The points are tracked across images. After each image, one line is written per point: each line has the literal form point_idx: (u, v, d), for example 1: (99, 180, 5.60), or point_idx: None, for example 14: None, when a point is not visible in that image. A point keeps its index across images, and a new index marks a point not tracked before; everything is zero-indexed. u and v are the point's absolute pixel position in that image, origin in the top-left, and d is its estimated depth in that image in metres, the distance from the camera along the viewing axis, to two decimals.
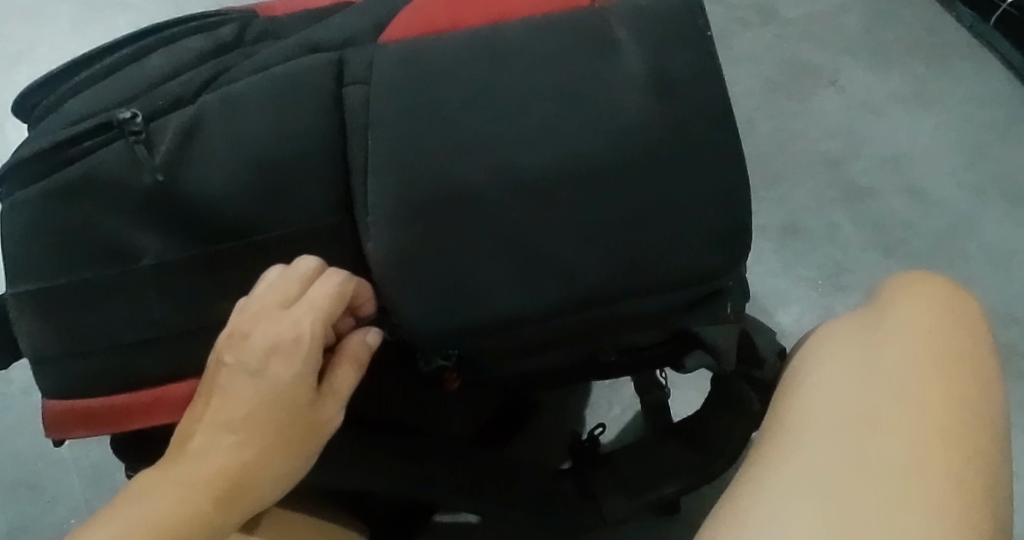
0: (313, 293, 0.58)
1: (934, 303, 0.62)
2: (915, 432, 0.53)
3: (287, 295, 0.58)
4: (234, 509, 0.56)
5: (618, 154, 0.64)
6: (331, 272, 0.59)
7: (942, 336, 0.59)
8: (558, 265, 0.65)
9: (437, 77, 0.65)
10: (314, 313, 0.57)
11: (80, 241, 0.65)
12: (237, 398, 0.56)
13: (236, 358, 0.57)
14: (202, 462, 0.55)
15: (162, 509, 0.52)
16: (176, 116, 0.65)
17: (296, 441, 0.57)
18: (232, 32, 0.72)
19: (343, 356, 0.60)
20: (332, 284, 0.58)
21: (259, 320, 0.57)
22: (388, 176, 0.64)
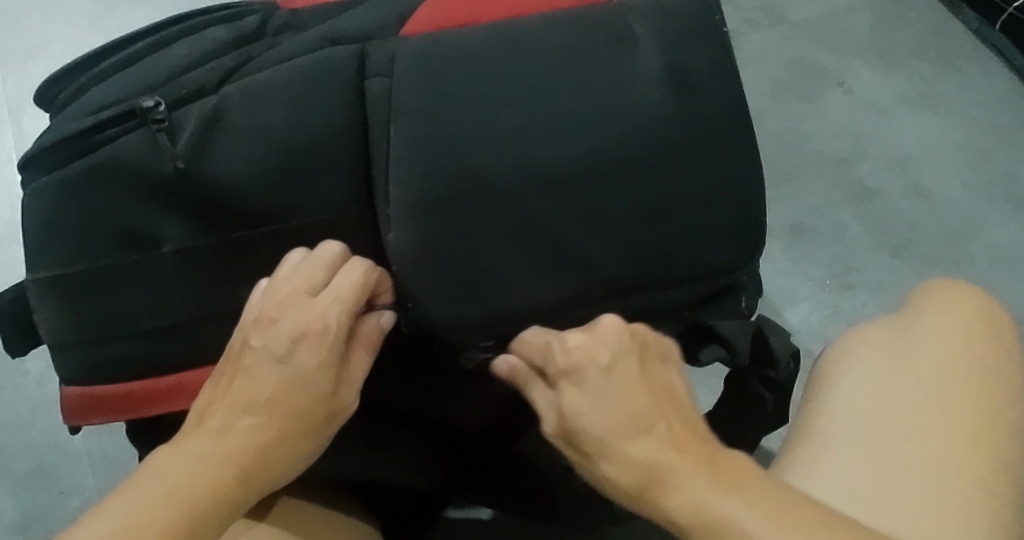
0: (338, 282, 0.54)
1: (967, 310, 0.61)
2: (943, 447, 0.54)
3: (315, 278, 0.54)
4: (253, 493, 0.50)
5: (645, 143, 0.58)
6: (356, 261, 0.55)
7: (969, 346, 0.58)
8: (580, 266, 0.59)
9: (441, 53, 0.58)
10: (340, 303, 0.53)
11: (99, 227, 0.57)
12: (260, 382, 0.51)
13: (263, 341, 0.52)
14: (223, 442, 0.49)
15: (188, 483, 0.46)
16: (199, 105, 0.57)
17: (314, 427, 0.53)
18: (257, 19, 0.62)
19: (357, 340, 0.55)
20: (358, 274, 0.54)
21: (288, 306, 0.53)
22: (411, 165, 0.56)
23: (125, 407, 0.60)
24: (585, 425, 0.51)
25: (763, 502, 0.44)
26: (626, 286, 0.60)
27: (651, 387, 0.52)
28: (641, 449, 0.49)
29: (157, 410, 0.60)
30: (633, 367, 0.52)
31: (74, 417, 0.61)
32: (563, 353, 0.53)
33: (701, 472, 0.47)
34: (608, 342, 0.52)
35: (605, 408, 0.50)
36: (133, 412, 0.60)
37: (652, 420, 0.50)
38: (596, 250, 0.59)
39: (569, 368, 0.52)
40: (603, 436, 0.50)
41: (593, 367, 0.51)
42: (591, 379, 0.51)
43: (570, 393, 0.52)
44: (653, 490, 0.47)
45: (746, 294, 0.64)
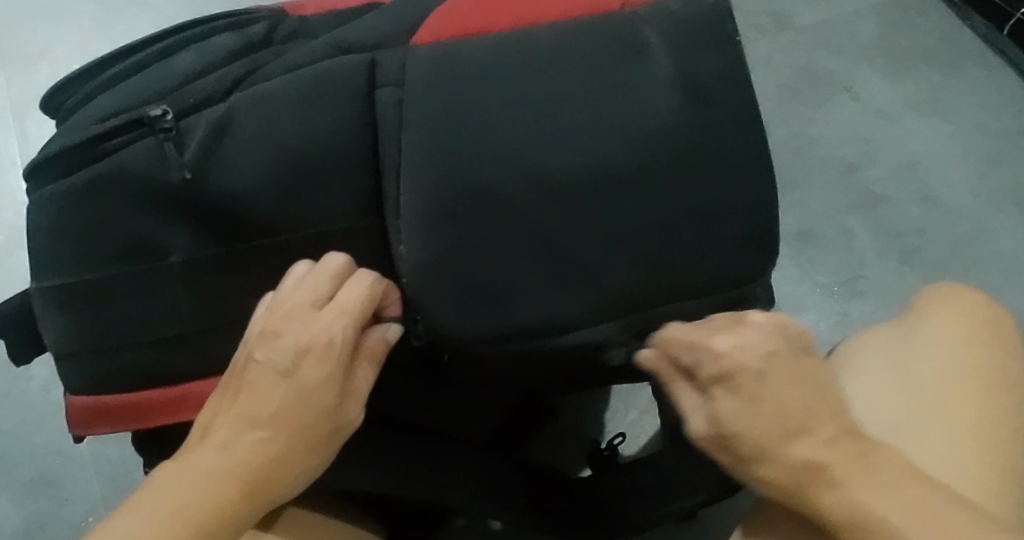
0: (343, 296, 0.52)
1: (968, 315, 0.62)
2: (946, 449, 0.55)
3: (321, 290, 0.53)
4: (259, 505, 0.50)
5: (656, 151, 0.58)
6: (362, 273, 0.53)
7: (970, 350, 0.59)
8: (591, 277, 0.58)
9: (450, 61, 0.58)
10: (346, 317, 0.52)
11: (104, 237, 0.56)
12: (264, 396, 0.51)
13: (267, 355, 0.51)
14: (225, 456, 0.50)
15: (190, 499, 0.47)
16: (207, 114, 0.56)
17: (322, 440, 0.52)
18: (265, 25, 0.61)
19: (360, 352, 0.54)
20: (364, 286, 0.53)
21: (293, 319, 0.52)
22: (422, 176, 0.56)
23: (130, 418, 0.60)
24: (739, 432, 0.52)
25: (908, 503, 0.49)
26: (637, 299, 0.59)
27: (803, 389, 0.52)
28: (797, 451, 0.52)
29: (161, 421, 0.60)
30: (780, 366, 0.52)
31: (79, 427, 0.61)
32: (713, 359, 0.52)
33: (856, 470, 0.50)
34: (755, 344, 0.52)
35: (766, 417, 0.52)
36: (140, 422, 0.60)
37: (811, 421, 0.52)
38: (607, 260, 0.58)
39: (718, 376, 0.52)
40: (757, 440, 0.52)
41: (744, 374, 0.52)
42: (745, 385, 0.52)
43: (722, 400, 0.53)
44: (811, 485, 0.51)
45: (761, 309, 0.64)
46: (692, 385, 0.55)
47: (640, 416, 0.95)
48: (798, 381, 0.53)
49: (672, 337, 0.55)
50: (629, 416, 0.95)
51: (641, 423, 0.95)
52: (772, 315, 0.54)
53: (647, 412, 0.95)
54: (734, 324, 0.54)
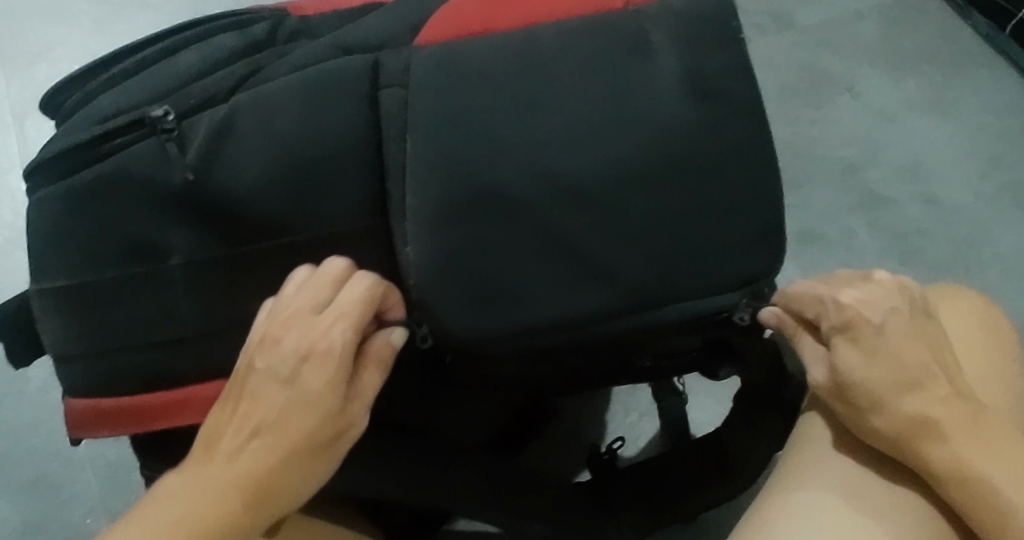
0: (342, 298, 0.52)
1: (969, 316, 0.62)
2: None
3: (320, 294, 0.52)
4: (263, 515, 0.50)
5: (661, 153, 0.57)
6: (359, 275, 0.52)
7: (974, 351, 0.61)
8: (596, 279, 0.57)
9: (455, 62, 0.57)
10: (345, 320, 0.51)
11: (105, 238, 0.56)
12: (265, 405, 0.51)
13: (267, 364, 0.51)
14: (227, 467, 0.50)
15: (192, 511, 0.48)
16: (210, 115, 0.56)
17: (326, 447, 0.52)
18: (268, 25, 0.61)
19: (366, 358, 0.53)
20: (361, 287, 0.52)
21: (293, 324, 0.51)
22: (426, 179, 0.55)
23: (129, 422, 0.59)
24: (858, 381, 0.54)
25: (997, 454, 0.52)
26: (643, 302, 0.58)
27: (922, 347, 0.54)
28: (913, 406, 0.53)
29: (160, 425, 0.59)
30: (904, 323, 0.55)
31: (78, 430, 0.60)
32: (836, 310, 0.55)
33: (962, 430, 0.52)
34: (879, 302, 0.55)
35: (883, 368, 0.54)
36: (136, 427, 0.59)
37: (922, 377, 0.54)
38: (612, 262, 0.57)
39: (839, 327, 0.55)
40: (874, 392, 0.54)
41: (867, 326, 0.54)
42: (868, 337, 0.54)
43: (844, 350, 0.55)
44: (917, 442, 0.53)
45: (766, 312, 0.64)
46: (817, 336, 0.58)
47: (641, 418, 0.95)
48: (909, 334, 0.55)
49: (800, 292, 0.57)
50: (629, 418, 0.95)
51: (642, 425, 0.94)
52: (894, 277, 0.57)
53: (648, 415, 0.94)
54: (860, 279, 0.57)
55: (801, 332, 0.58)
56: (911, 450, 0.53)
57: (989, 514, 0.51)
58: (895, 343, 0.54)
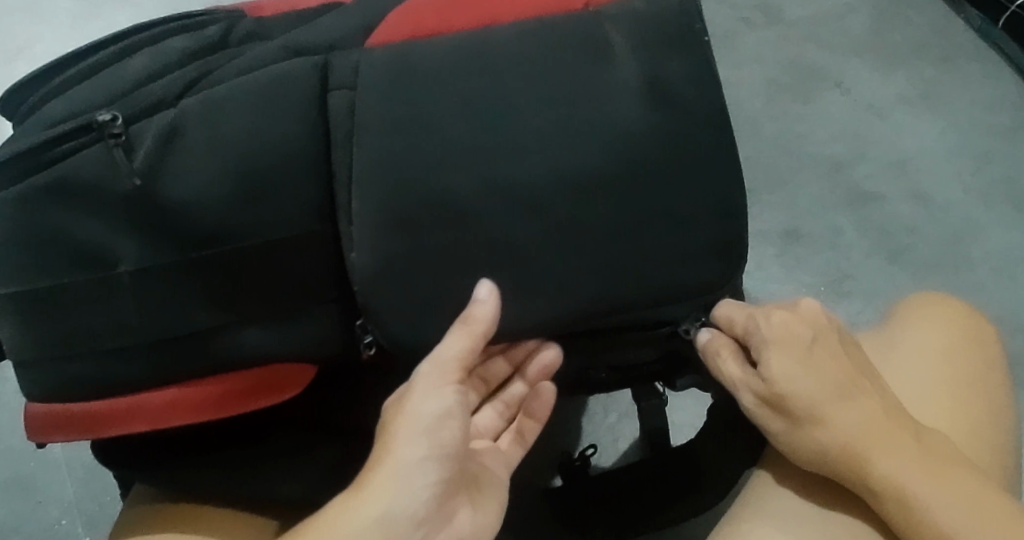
0: (466, 326, 0.53)
1: (943, 323, 0.63)
2: None
3: (466, 322, 0.53)
4: None
5: (619, 159, 0.56)
6: (484, 294, 0.54)
7: (951, 359, 0.61)
8: (550, 286, 0.57)
9: (409, 65, 0.56)
10: (464, 350, 0.53)
11: (54, 244, 0.55)
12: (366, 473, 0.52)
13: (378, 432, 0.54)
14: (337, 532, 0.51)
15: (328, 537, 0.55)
16: (159, 119, 0.55)
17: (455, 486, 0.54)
18: (220, 27, 0.60)
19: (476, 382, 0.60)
20: (484, 305, 0.53)
21: (417, 381, 0.53)
22: (373, 185, 0.55)
23: (80, 428, 0.58)
24: (795, 392, 0.55)
25: (933, 471, 0.52)
26: (598, 313, 0.58)
27: (851, 367, 0.56)
28: (848, 420, 0.54)
29: (110, 433, 0.58)
30: (832, 344, 0.57)
31: (33, 435, 0.59)
32: (766, 327, 0.57)
33: (904, 451, 0.53)
34: (806, 324, 0.57)
35: (813, 379, 0.55)
36: (89, 434, 0.58)
37: (855, 391, 0.55)
38: (568, 269, 0.57)
39: (772, 339, 0.56)
40: (813, 405, 0.55)
41: (797, 341, 0.56)
42: (798, 350, 0.56)
43: (778, 360, 0.55)
44: (858, 459, 0.54)
45: None
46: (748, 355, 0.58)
47: (620, 420, 0.94)
48: (838, 352, 0.56)
49: (731, 316, 0.59)
50: (609, 420, 0.94)
51: (621, 426, 0.93)
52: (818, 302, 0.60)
53: (628, 416, 0.94)
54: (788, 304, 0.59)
55: (727, 353, 0.58)
56: (849, 467, 0.54)
57: (924, 530, 0.52)
58: (822, 351, 0.56)
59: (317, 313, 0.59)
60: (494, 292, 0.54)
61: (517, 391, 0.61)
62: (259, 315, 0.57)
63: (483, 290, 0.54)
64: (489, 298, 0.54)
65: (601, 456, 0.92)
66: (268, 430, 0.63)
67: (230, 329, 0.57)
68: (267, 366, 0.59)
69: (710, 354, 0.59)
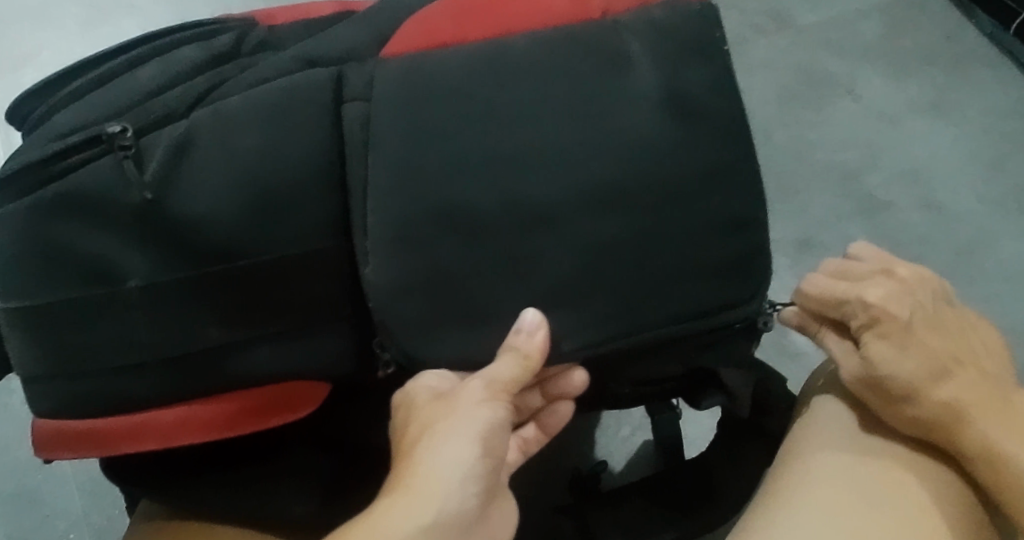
0: (517, 350, 0.52)
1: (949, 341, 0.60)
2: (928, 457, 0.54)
3: (517, 344, 0.52)
4: None
5: (638, 171, 0.55)
6: (534, 323, 0.53)
7: None
8: (568, 302, 0.55)
9: (421, 74, 0.55)
10: (512, 370, 0.52)
11: (63, 258, 0.54)
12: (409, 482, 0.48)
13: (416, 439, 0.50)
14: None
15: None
16: (170, 131, 0.53)
17: (487, 502, 0.51)
18: (232, 36, 0.58)
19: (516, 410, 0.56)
20: (535, 333, 0.52)
21: (460, 394, 0.51)
22: (387, 198, 0.54)
23: (91, 445, 0.57)
24: (893, 376, 0.53)
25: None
26: (617, 331, 0.56)
27: (949, 339, 0.54)
28: (946, 394, 0.52)
29: (121, 450, 0.57)
30: (928, 318, 0.54)
31: (42, 451, 0.58)
32: (863, 308, 0.55)
33: (996, 419, 0.51)
34: (903, 299, 0.54)
35: (912, 358, 0.53)
36: (99, 451, 0.57)
37: (953, 364, 0.53)
38: (583, 284, 0.55)
39: (867, 321, 0.54)
40: (911, 383, 0.52)
41: (894, 322, 0.54)
42: (895, 332, 0.53)
43: (877, 344, 0.54)
44: (956, 428, 0.52)
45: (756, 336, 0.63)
46: (845, 336, 0.57)
47: (633, 433, 0.92)
48: (933, 323, 0.54)
49: (821, 290, 0.57)
50: (622, 432, 0.92)
51: (635, 439, 0.92)
52: (916, 268, 0.57)
53: (642, 429, 0.92)
54: (882, 275, 0.56)
55: (829, 333, 0.58)
56: (944, 435, 0.52)
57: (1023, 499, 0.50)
58: (919, 326, 0.54)
59: (329, 329, 0.57)
60: (542, 321, 0.53)
61: (535, 401, 0.57)
62: (271, 333, 0.56)
63: (531, 316, 0.53)
64: (537, 323, 0.53)
65: (613, 470, 0.91)
66: (280, 448, 0.62)
67: (242, 345, 0.56)
68: (280, 383, 0.58)
69: (808, 326, 0.59)
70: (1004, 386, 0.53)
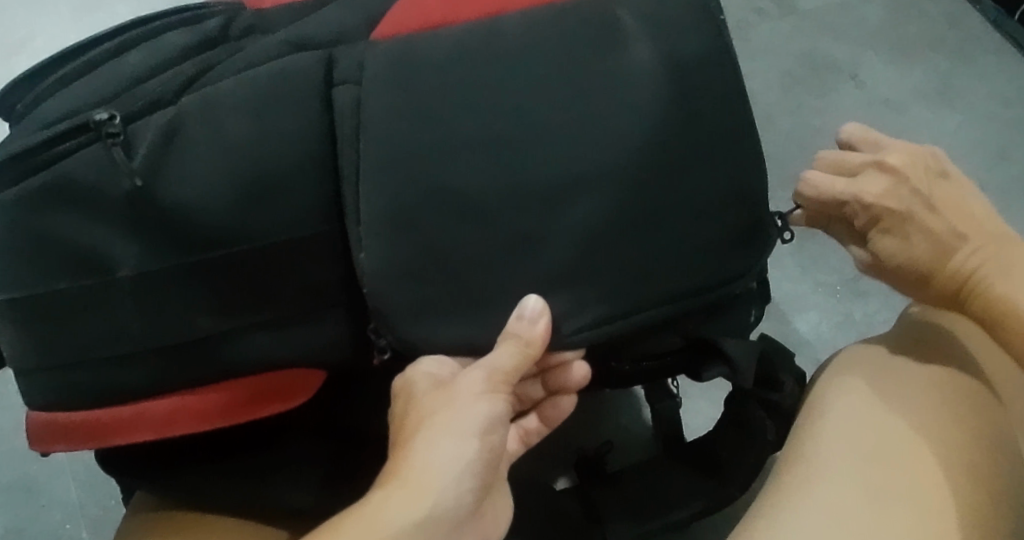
0: (519, 338, 0.51)
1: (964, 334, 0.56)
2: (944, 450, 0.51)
3: (520, 332, 0.51)
4: None
5: (636, 155, 0.54)
6: (537, 310, 0.51)
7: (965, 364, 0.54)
8: (564, 289, 0.54)
9: (415, 58, 0.54)
10: (513, 358, 0.51)
11: (52, 248, 0.53)
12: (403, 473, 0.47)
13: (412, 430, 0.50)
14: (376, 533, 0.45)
15: None
16: (158, 118, 0.53)
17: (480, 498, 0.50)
18: (220, 20, 0.58)
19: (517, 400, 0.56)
20: (537, 321, 0.51)
21: (459, 385, 0.50)
22: (379, 185, 0.53)
23: (84, 437, 0.56)
24: (901, 264, 0.56)
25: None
26: (612, 318, 0.56)
27: (948, 212, 0.55)
28: (955, 268, 0.54)
29: (114, 442, 0.56)
30: (922, 201, 0.56)
31: (36, 444, 0.57)
32: (861, 208, 0.57)
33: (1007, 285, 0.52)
34: (898, 189, 0.56)
35: (915, 247, 0.56)
36: (92, 443, 0.56)
37: (954, 239, 0.54)
38: (580, 270, 0.54)
39: (869, 217, 0.57)
40: (920, 267, 0.56)
41: (893, 216, 0.56)
42: (896, 225, 0.56)
43: (881, 240, 0.57)
44: (968, 295, 0.53)
45: (755, 308, 0.65)
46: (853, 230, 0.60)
47: (633, 421, 0.92)
48: (928, 205, 0.56)
49: (815, 188, 0.58)
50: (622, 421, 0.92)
51: (636, 427, 0.91)
52: (906, 149, 0.57)
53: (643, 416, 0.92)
54: (876, 166, 0.57)
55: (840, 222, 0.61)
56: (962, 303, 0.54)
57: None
58: (916, 213, 0.56)
59: (323, 316, 0.57)
60: (544, 308, 0.51)
61: (537, 393, 0.56)
62: (264, 321, 0.55)
63: (533, 302, 0.51)
64: (539, 310, 0.51)
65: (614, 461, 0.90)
66: (277, 440, 0.61)
67: (235, 334, 0.55)
68: (274, 373, 0.57)
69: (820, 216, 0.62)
70: (1012, 243, 0.54)
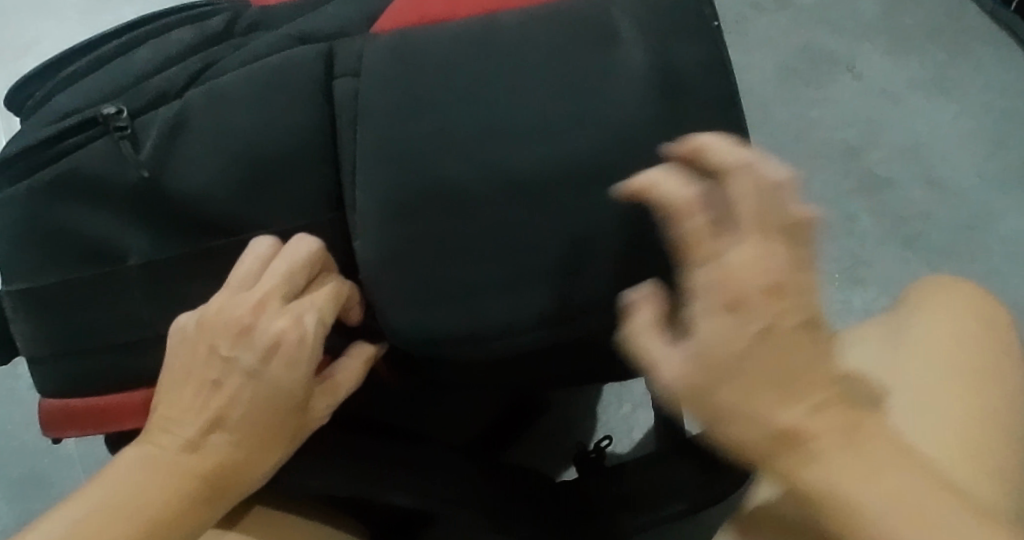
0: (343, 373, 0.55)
1: (953, 327, 0.62)
2: None
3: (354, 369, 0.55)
4: (221, 500, 0.53)
5: (626, 144, 0.56)
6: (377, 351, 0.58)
7: None
8: (558, 275, 0.56)
9: (413, 54, 0.56)
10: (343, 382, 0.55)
11: (65, 239, 0.55)
12: (232, 397, 0.52)
13: (232, 352, 0.51)
14: (191, 454, 0.51)
15: (151, 486, 0.50)
16: (164, 110, 0.55)
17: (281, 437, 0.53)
18: (225, 17, 0.60)
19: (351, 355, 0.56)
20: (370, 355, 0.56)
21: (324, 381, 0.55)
22: (376, 174, 0.54)
23: (98, 421, 0.58)
24: (715, 353, 0.46)
25: (899, 504, 0.45)
26: (606, 304, 0.57)
27: (736, 326, 0.45)
28: (798, 410, 0.46)
29: (129, 425, 0.58)
30: (761, 300, 0.45)
31: (50, 429, 0.60)
32: (721, 274, 0.45)
33: (841, 442, 0.47)
34: (774, 267, 0.45)
35: (718, 341, 0.45)
36: (107, 426, 0.58)
37: (768, 358, 0.46)
38: (574, 257, 0.56)
39: (716, 291, 0.45)
40: (733, 372, 0.46)
41: (751, 293, 0.45)
42: (756, 311, 0.45)
43: (710, 323, 0.46)
44: (782, 455, 0.47)
45: None
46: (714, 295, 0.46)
47: (634, 410, 0.94)
48: (769, 300, 0.45)
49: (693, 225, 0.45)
50: (623, 410, 0.94)
51: (636, 416, 0.94)
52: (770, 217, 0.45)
53: (642, 406, 0.94)
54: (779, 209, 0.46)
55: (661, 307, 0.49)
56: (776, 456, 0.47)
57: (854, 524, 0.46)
58: (735, 305, 0.45)
59: None
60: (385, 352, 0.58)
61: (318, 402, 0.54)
62: None
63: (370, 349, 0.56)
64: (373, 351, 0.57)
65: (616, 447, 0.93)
66: None
67: None
68: None
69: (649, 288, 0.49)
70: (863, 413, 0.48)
